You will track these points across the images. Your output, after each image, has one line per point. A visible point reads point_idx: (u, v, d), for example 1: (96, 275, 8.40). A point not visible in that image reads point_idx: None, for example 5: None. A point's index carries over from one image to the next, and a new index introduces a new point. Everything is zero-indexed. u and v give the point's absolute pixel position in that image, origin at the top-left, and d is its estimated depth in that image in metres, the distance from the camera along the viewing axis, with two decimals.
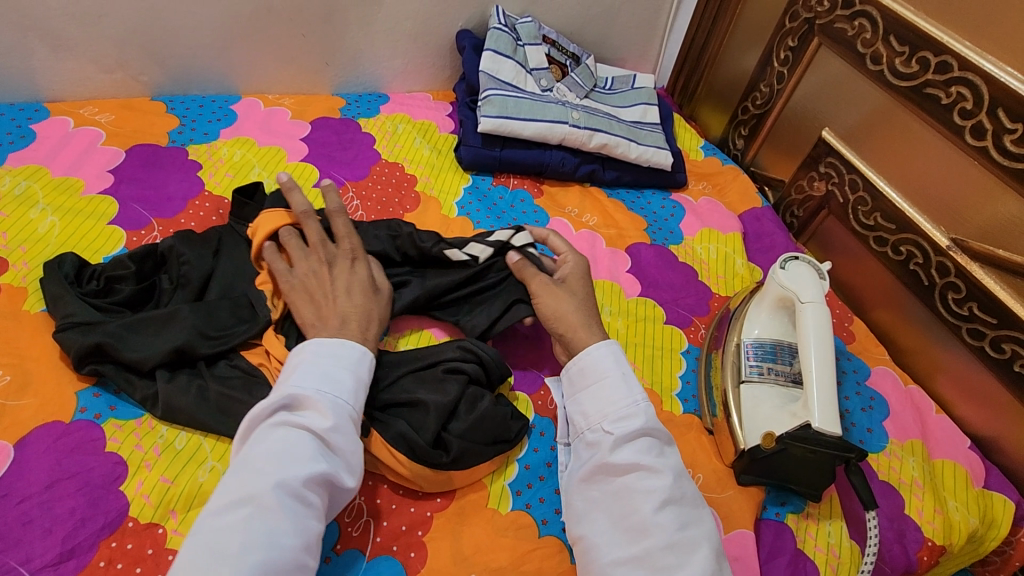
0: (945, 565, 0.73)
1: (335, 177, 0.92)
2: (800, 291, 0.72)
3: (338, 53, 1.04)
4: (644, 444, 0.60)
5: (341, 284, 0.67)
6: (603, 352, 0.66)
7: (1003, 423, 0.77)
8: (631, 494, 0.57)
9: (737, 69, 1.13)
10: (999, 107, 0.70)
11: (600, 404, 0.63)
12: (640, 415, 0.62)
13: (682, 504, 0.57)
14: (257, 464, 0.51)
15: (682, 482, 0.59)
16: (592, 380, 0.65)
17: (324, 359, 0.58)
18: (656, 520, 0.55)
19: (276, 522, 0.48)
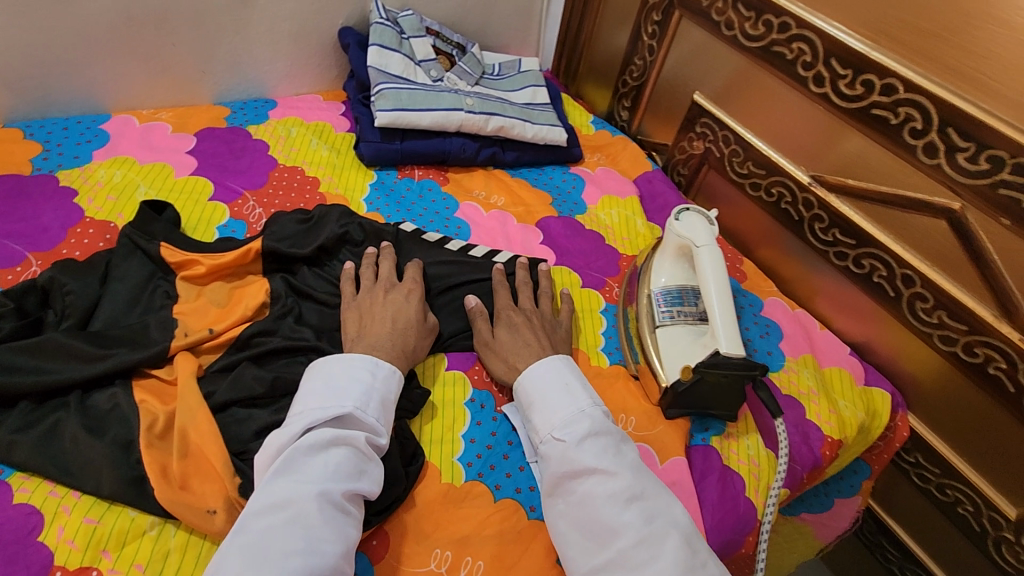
0: (845, 457, 0.85)
1: (231, 187, 0.88)
2: (695, 237, 0.79)
3: (214, 60, 0.99)
4: (599, 446, 0.60)
5: (391, 309, 0.72)
6: (550, 364, 0.69)
7: (871, 329, 0.89)
8: (593, 498, 0.57)
9: (612, 47, 1.21)
10: (831, 57, 0.81)
11: (548, 417, 0.65)
12: (590, 422, 0.62)
13: (646, 497, 0.57)
14: (301, 473, 0.54)
15: (641, 476, 0.59)
16: (535, 398, 0.67)
17: (365, 378, 0.62)
18: (622, 518, 0.55)
19: (322, 529, 0.51)
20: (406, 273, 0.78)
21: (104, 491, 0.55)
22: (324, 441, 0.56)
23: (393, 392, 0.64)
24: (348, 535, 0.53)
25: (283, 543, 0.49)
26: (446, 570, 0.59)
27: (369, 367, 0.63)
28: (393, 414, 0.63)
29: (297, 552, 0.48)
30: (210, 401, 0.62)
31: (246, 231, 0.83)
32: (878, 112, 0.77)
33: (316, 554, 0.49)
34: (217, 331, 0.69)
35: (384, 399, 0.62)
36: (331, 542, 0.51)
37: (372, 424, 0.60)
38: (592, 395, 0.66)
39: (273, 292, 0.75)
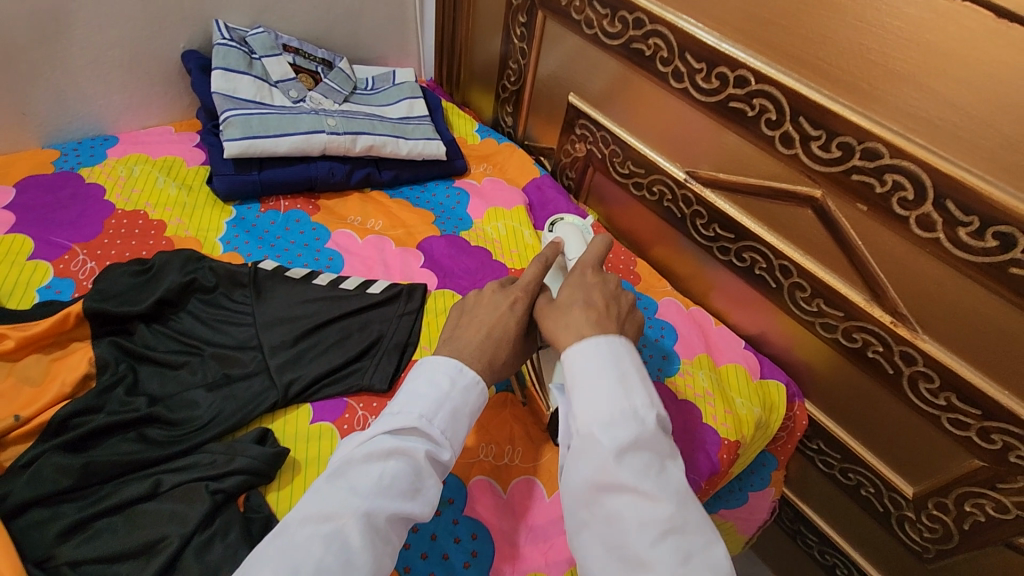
0: (747, 455, 0.83)
1: (56, 242, 0.78)
2: (568, 248, 0.79)
3: (32, 100, 0.89)
4: (642, 463, 0.51)
5: (486, 318, 0.64)
6: (609, 348, 0.57)
7: (763, 321, 0.88)
8: (626, 517, 0.49)
9: (488, 51, 1.16)
10: (685, 51, 0.78)
11: (591, 408, 0.54)
12: (639, 433, 0.52)
13: (685, 534, 0.49)
14: (352, 485, 0.50)
15: (686, 507, 0.50)
16: (582, 382, 0.56)
17: (445, 386, 0.57)
18: (653, 552, 0.47)
19: (360, 556, 0.46)
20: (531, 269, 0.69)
21: None
22: (396, 454, 0.52)
23: (473, 401, 0.59)
24: (382, 567, 0.48)
25: (317, 562, 0.45)
26: None
27: (451, 374, 0.58)
28: (468, 425, 0.58)
29: (328, 574, 0.44)
30: (0, 507, 0.53)
31: (73, 291, 0.74)
32: (736, 105, 0.76)
33: None
34: (26, 418, 0.60)
35: (475, 407, 0.59)
36: (363, 572, 0.46)
37: (452, 437, 0.56)
38: (657, 400, 0.56)
39: (98, 361, 0.66)
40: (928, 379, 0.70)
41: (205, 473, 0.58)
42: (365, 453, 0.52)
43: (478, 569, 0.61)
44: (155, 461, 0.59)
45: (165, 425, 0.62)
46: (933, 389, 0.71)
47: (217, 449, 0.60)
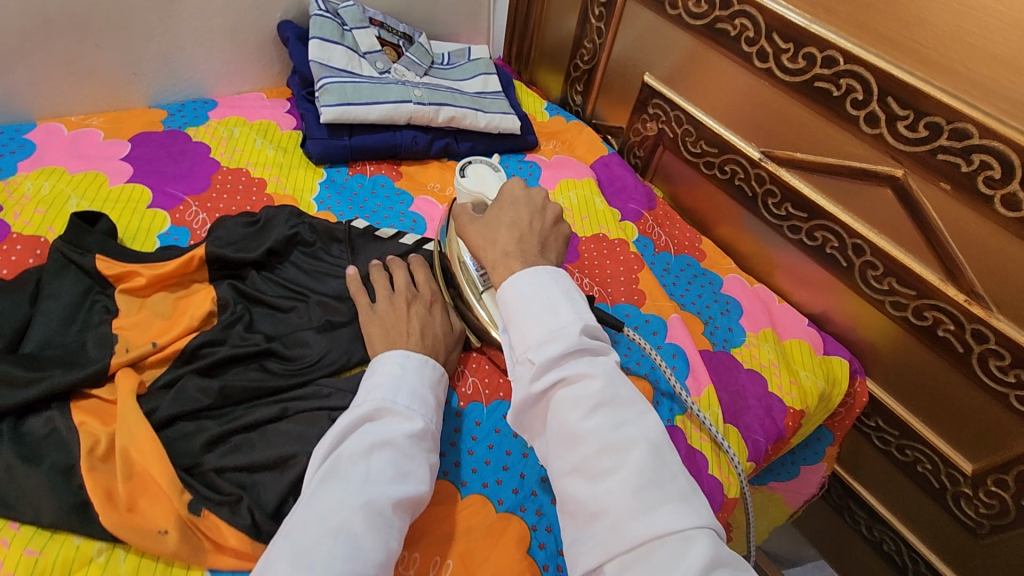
0: (808, 425, 0.86)
1: (170, 193, 0.84)
2: (485, 189, 0.76)
3: (145, 61, 0.95)
4: (575, 364, 0.53)
5: (416, 320, 0.69)
6: (533, 276, 0.58)
7: (827, 300, 0.91)
8: (563, 407, 0.52)
9: (562, 31, 1.20)
10: (773, 31, 0.81)
11: (524, 332, 0.55)
12: (562, 333, 0.53)
13: (616, 404, 0.52)
14: (345, 477, 0.51)
15: (619, 383, 0.53)
16: (513, 313, 0.57)
17: (402, 374, 0.60)
18: (586, 425, 0.50)
19: (370, 535, 0.48)
20: (422, 279, 0.75)
21: (44, 521, 0.52)
22: (375, 442, 0.54)
23: (433, 383, 0.63)
24: (392, 550, 0.50)
25: (331, 548, 0.46)
26: (415, 571, 0.58)
27: (400, 361, 0.62)
28: (434, 401, 0.61)
29: (342, 557, 0.46)
30: (152, 419, 0.60)
31: (190, 238, 0.80)
32: (821, 85, 0.78)
33: (360, 561, 0.47)
34: (161, 345, 0.66)
35: (436, 393, 0.62)
36: (377, 550, 0.48)
37: (425, 418, 0.59)
38: (583, 309, 0.57)
39: (220, 300, 0.72)
40: (999, 357, 0.73)
41: (323, 407, 0.64)
42: (347, 447, 0.54)
43: None
44: (278, 392, 0.65)
45: (282, 360, 0.68)
46: (1004, 366, 0.73)
47: (329, 386, 0.66)
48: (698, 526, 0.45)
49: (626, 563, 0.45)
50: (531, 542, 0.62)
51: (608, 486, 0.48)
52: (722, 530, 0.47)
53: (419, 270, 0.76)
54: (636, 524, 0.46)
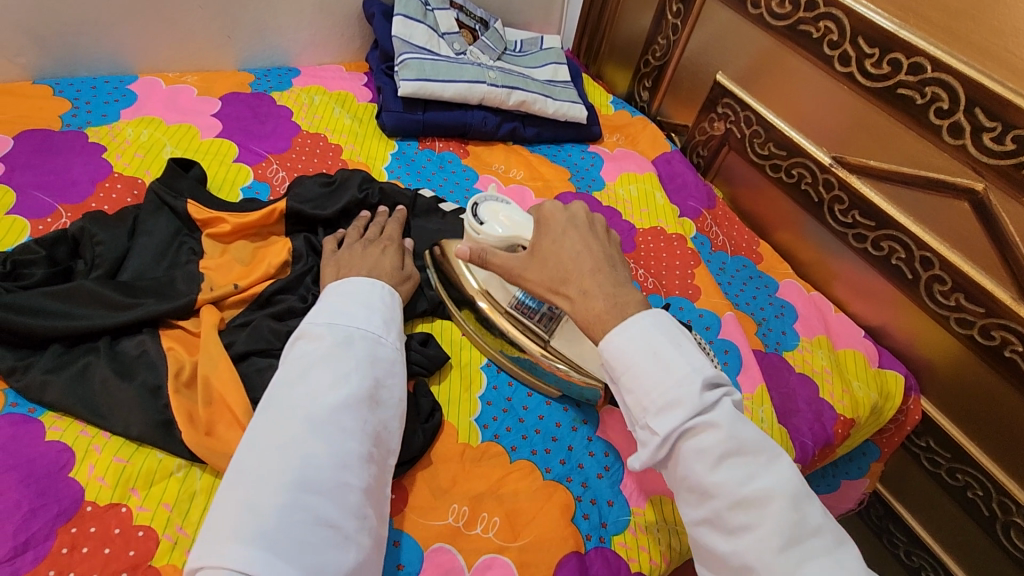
0: (856, 436, 0.85)
1: (254, 150, 0.89)
2: (515, 232, 0.69)
3: (240, 26, 1.00)
4: (699, 424, 0.50)
5: (368, 260, 0.69)
6: (635, 327, 0.55)
7: (887, 313, 0.89)
8: (687, 459, 0.51)
9: (635, 27, 1.21)
10: (859, 35, 0.81)
11: (640, 394, 0.53)
12: (684, 395, 0.51)
13: (744, 453, 0.50)
14: (281, 399, 0.51)
15: (743, 427, 0.51)
16: (622, 370, 0.54)
17: (329, 298, 0.60)
18: (715, 479, 0.49)
19: (314, 446, 0.48)
20: (388, 230, 0.76)
21: (132, 432, 0.57)
22: (305, 360, 0.54)
23: (368, 296, 0.61)
24: (349, 449, 0.50)
25: (277, 465, 0.47)
26: (463, 524, 0.60)
27: (331, 290, 0.62)
28: (372, 311, 0.60)
29: (289, 470, 0.46)
30: (230, 352, 0.64)
31: (270, 193, 0.84)
32: (904, 92, 0.77)
33: (310, 471, 0.47)
34: (241, 287, 0.70)
35: (368, 299, 0.61)
36: (324, 456, 0.48)
37: (358, 324, 0.58)
38: (696, 355, 0.53)
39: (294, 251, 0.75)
40: None
41: None
42: (284, 372, 0.54)
43: (609, 481, 0.67)
44: None
45: None
46: None
47: None
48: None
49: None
50: (576, 511, 0.64)
51: (744, 545, 0.48)
52: (871, 572, 0.48)
53: (391, 225, 0.78)
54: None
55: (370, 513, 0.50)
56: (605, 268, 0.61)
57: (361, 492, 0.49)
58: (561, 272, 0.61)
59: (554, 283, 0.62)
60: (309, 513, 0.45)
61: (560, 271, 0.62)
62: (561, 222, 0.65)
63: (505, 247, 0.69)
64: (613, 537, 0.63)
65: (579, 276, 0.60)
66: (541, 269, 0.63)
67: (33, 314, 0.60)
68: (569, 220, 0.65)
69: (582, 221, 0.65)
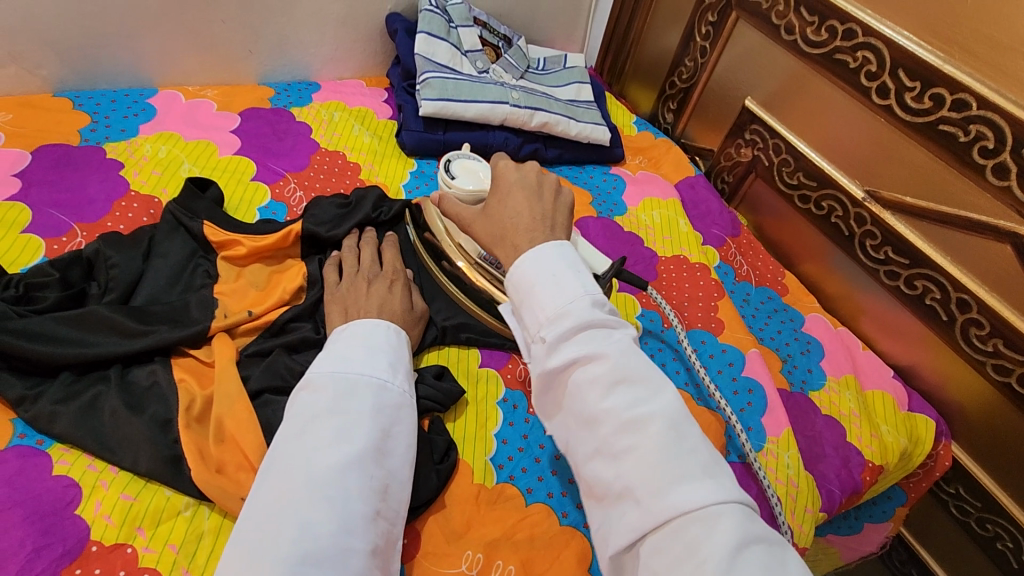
0: (883, 482, 0.82)
1: (272, 168, 0.87)
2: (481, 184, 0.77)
3: (262, 40, 0.99)
4: (586, 337, 0.49)
5: (375, 298, 0.68)
6: (538, 251, 0.54)
7: (918, 354, 0.86)
8: (577, 389, 0.49)
9: (661, 47, 1.19)
10: (899, 68, 0.78)
11: (534, 311, 0.52)
12: (572, 310, 0.50)
13: (635, 381, 0.48)
14: (284, 457, 0.51)
15: (634, 356, 0.49)
16: (523, 293, 0.53)
17: (334, 343, 0.60)
18: (602, 404, 0.47)
19: (315, 508, 0.47)
20: (387, 258, 0.74)
21: (140, 468, 0.55)
22: (308, 414, 0.53)
23: (373, 340, 0.60)
24: (352, 510, 0.49)
25: (278, 530, 0.46)
26: (477, 573, 0.58)
27: (337, 335, 0.61)
28: (377, 356, 0.59)
29: (289, 535, 0.46)
30: (245, 387, 0.62)
31: (287, 214, 0.83)
32: (945, 128, 0.75)
33: (311, 535, 0.46)
34: (256, 314, 0.69)
35: (372, 343, 0.60)
36: (325, 518, 0.47)
37: (363, 370, 0.57)
38: (592, 282, 0.53)
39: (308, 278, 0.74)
40: None
41: None
42: (287, 426, 0.53)
43: None
44: None
45: None
46: None
47: None
48: (723, 500, 0.42)
49: (656, 541, 0.42)
50: (594, 561, 0.61)
51: (628, 468, 0.44)
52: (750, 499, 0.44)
53: (388, 249, 0.76)
54: (662, 498, 0.42)
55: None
56: (541, 231, 0.57)
57: (365, 554, 0.48)
58: (500, 231, 0.60)
59: (495, 239, 0.60)
60: None
61: (499, 230, 0.60)
62: (511, 183, 0.62)
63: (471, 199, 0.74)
64: None
65: (514, 233, 0.58)
66: (486, 224, 0.62)
67: (45, 342, 0.59)
68: (519, 180, 0.62)
69: (530, 184, 0.61)
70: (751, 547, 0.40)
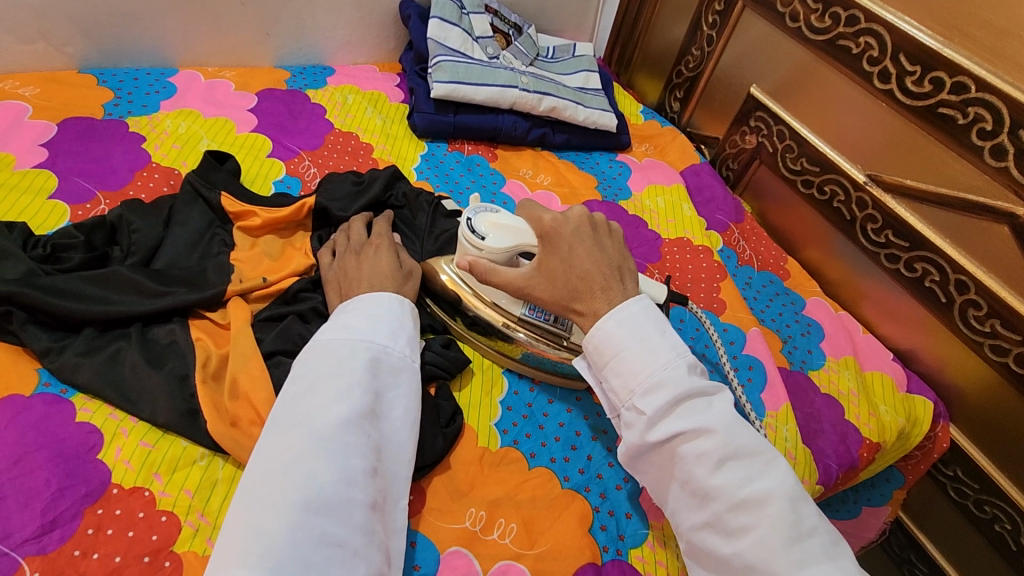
0: (880, 461, 0.84)
1: (287, 146, 0.90)
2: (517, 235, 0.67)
3: (279, 23, 1.01)
4: (684, 408, 0.53)
5: (365, 267, 0.68)
6: (622, 313, 0.58)
7: (917, 336, 0.87)
8: (682, 460, 0.53)
9: (669, 37, 1.21)
10: (900, 52, 0.79)
11: (626, 378, 0.56)
12: (669, 377, 0.54)
13: (739, 454, 0.52)
14: (287, 416, 0.52)
15: (738, 428, 0.53)
16: (610, 354, 0.57)
17: (339, 314, 0.61)
18: (714, 480, 0.51)
19: (317, 462, 0.48)
20: (376, 227, 0.74)
21: (158, 418, 0.58)
22: (310, 376, 0.54)
23: (376, 308, 0.61)
24: (351, 465, 0.49)
25: (281, 482, 0.47)
26: (480, 528, 0.60)
27: (342, 306, 0.62)
28: (380, 323, 0.59)
29: (292, 487, 0.46)
30: (259, 348, 0.65)
31: (300, 188, 0.85)
32: (945, 111, 0.76)
33: (313, 487, 0.47)
34: (270, 281, 0.71)
35: (376, 310, 0.61)
36: (326, 473, 0.48)
37: (364, 335, 0.58)
38: (680, 345, 0.57)
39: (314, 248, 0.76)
40: None
41: None
42: (289, 389, 0.54)
43: (628, 493, 0.66)
44: None
45: None
46: None
47: None
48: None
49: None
50: (593, 522, 0.63)
51: (745, 546, 0.49)
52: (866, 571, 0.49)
53: (379, 221, 0.76)
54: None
55: (378, 529, 0.50)
56: (615, 288, 0.61)
57: (366, 507, 0.49)
58: (573, 289, 0.61)
59: (568, 300, 0.62)
60: (314, 533, 0.45)
61: (570, 288, 0.61)
62: (568, 237, 0.64)
63: (504, 259, 0.67)
64: (630, 550, 0.62)
65: (591, 296, 0.60)
66: (551, 287, 0.62)
67: (68, 298, 0.61)
68: (574, 233, 0.64)
69: (587, 235, 0.64)
70: None
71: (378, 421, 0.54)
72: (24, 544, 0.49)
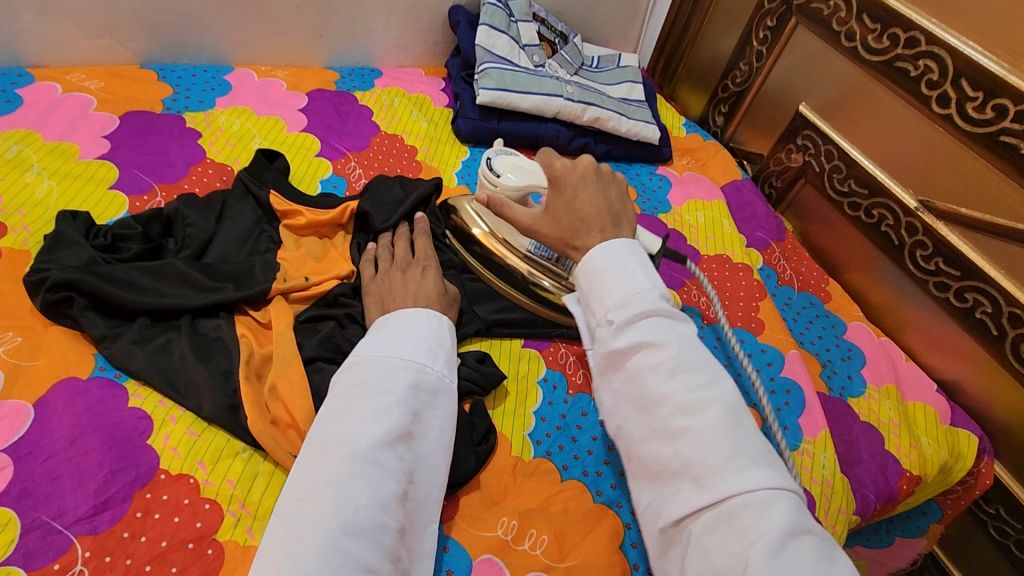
0: (919, 494, 0.81)
1: (334, 146, 0.92)
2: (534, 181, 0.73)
3: (331, 26, 1.03)
4: (651, 323, 0.50)
5: (410, 286, 0.69)
6: (610, 246, 0.55)
7: (964, 368, 0.85)
8: (638, 372, 0.49)
9: (716, 50, 1.20)
10: (961, 77, 0.77)
11: (602, 296, 0.53)
12: (640, 297, 0.51)
13: (696, 367, 0.48)
14: (328, 436, 0.52)
15: (696, 349, 0.49)
16: (594, 280, 0.54)
17: (383, 328, 0.61)
18: (664, 387, 0.47)
19: (352, 484, 0.48)
20: (420, 247, 0.75)
21: (204, 411, 0.59)
22: (350, 393, 0.55)
23: (418, 329, 0.61)
24: (385, 489, 0.49)
25: (318, 504, 0.47)
26: (512, 538, 0.60)
27: (381, 322, 0.63)
28: (416, 341, 0.59)
29: (330, 509, 0.46)
30: (300, 352, 0.66)
31: (346, 188, 0.87)
32: (1007, 139, 0.74)
33: (351, 510, 0.47)
34: (312, 282, 0.72)
35: (414, 329, 0.61)
36: (360, 495, 0.48)
37: (404, 355, 0.58)
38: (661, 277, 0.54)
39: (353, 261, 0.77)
40: None
41: None
42: (330, 408, 0.54)
43: None
44: None
45: None
46: None
47: None
48: (777, 487, 0.41)
49: (711, 519, 0.42)
50: (624, 539, 0.62)
51: (684, 447, 0.44)
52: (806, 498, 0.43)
53: (420, 239, 0.77)
54: (720, 479, 0.42)
55: (402, 554, 0.49)
56: (611, 228, 0.58)
57: (395, 532, 0.49)
58: (572, 229, 0.59)
59: (568, 237, 0.60)
60: (349, 558, 0.45)
61: (574, 224, 0.59)
62: (573, 183, 0.61)
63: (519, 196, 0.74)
64: None
65: (585, 235, 0.58)
66: (556, 226, 0.61)
67: (125, 287, 0.64)
68: (581, 181, 0.61)
69: (593, 179, 0.61)
70: (803, 538, 0.39)
71: (412, 441, 0.54)
72: (76, 524, 0.51)
